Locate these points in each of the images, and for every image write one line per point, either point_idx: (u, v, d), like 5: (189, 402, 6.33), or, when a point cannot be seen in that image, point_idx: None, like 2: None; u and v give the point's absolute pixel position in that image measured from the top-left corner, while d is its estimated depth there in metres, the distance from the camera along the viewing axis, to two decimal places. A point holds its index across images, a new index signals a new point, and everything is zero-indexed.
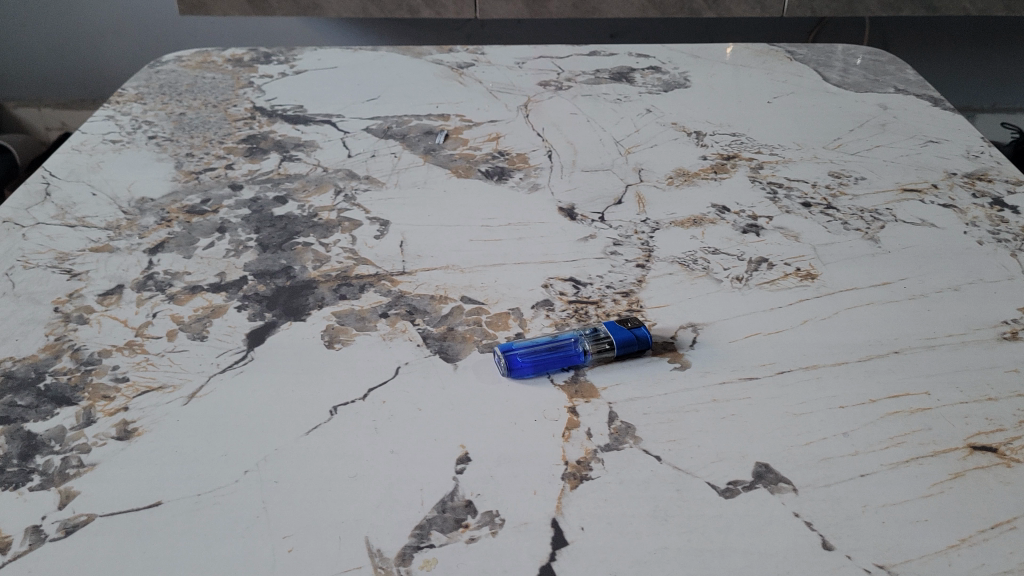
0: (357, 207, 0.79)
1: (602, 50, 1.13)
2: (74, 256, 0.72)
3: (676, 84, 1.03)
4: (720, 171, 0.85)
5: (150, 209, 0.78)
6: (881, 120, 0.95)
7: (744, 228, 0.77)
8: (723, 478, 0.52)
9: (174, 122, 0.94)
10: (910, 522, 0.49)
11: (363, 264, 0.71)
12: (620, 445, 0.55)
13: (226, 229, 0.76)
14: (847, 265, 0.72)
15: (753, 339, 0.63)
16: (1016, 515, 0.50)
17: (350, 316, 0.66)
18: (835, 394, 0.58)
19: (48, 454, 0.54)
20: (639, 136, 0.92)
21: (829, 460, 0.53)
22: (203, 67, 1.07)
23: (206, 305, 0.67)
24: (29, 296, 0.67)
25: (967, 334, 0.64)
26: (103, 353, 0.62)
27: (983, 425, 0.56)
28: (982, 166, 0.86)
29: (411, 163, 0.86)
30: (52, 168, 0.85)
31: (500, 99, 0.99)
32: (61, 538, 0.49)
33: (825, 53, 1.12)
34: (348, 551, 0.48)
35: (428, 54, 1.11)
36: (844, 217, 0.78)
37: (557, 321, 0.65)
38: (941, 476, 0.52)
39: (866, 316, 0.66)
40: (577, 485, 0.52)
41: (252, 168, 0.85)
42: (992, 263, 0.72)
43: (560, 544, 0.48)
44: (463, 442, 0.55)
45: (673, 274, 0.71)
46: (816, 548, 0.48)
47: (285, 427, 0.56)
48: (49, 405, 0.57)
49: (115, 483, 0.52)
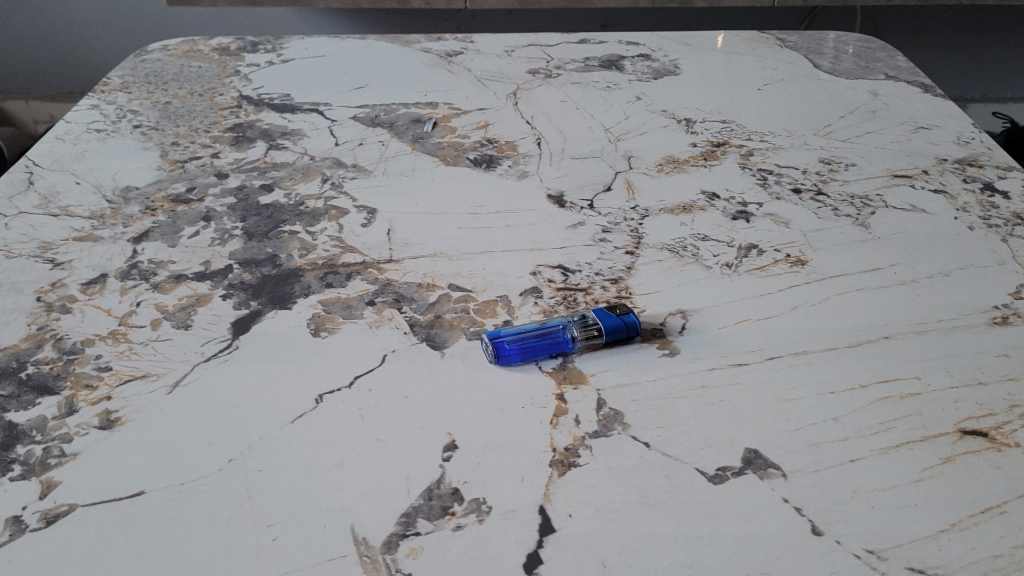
0: (344, 195, 0.78)
1: (592, 38, 1.12)
2: (57, 246, 0.71)
3: (665, 72, 1.03)
4: (709, 158, 0.85)
5: (135, 199, 0.77)
6: (872, 106, 0.95)
7: (734, 215, 0.76)
8: (712, 464, 0.52)
9: (159, 111, 0.93)
10: (900, 507, 0.49)
11: (350, 253, 0.71)
12: (608, 432, 0.54)
13: (212, 218, 0.75)
14: (837, 251, 0.71)
15: (743, 325, 0.63)
16: (1006, 500, 0.50)
17: (336, 304, 0.65)
18: (824, 379, 0.58)
19: (29, 444, 0.53)
20: (629, 123, 0.91)
21: (818, 445, 0.53)
22: (189, 56, 1.07)
23: (191, 294, 0.66)
24: (12, 286, 0.66)
25: (957, 320, 0.64)
26: (85, 343, 0.61)
27: (973, 410, 0.56)
28: (973, 152, 0.86)
29: (399, 151, 0.85)
30: (35, 158, 0.84)
31: (488, 87, 0.98)
32: (41, 528, 0.48)
33: (816, 41, 1.12)
34: (333, 539, 0.47)
35: (416, 42, 1.10)
36: (834, 204, 0.78)
37: (546, 309, 0.65)
38: (932, 461, 0.52)
39: (856, 302, 0.65)
40: (564, 472, 0.52)
41: (238, 157, 0.84)
42: (984, 248, 0.72)
43: (547, 532, 0.48)
44: (451, 430, 0.54)
45: (663, 261, 0.70)
46: (806, 533, 0.48)
47: (269, 415, 0.55)
48: (31, 394, 0.57)
49: (97, 473, 0.51)
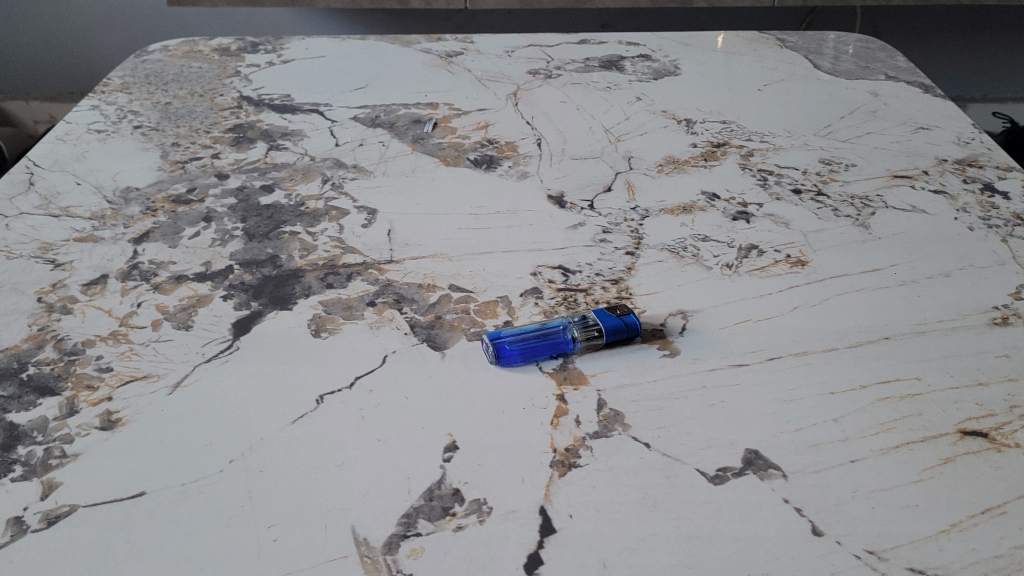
0: (345, 195, 0.78)
1: (592, 39, 1.12)
2: (58, 246, 0.71)
3: (665, 72, 1.03)
4: (709, 159, 0.85)
5: (135, 199, 0.77)
6: (872, 107, 0.95)
7: (734, 215, 0.76)
8: (712, 465, 0.52)
9: (160, 112, 0.93)
10: (900, 508, 0.49)
11: (351, 253, 0.71)
12: (608, 433, 0.54)
13: (213, 219, 0.75)
14: (837, 252, 0.71)
15: (743, 326, 0.63)
16: (1006, 500, 0.50)
17: (337, 305, 0.65)
18: (824, 380, 0.58)
19: (30, 444, 0.53)
20: (629, 124, 0.91)
21: (819, 446, 0.53)
22: (190, 56, 1.07)
23: (192, 295, 0.66)
24: (13, 287, 0.66)
25: (958, 320, 0.64)
26: (86, 343, 0.61)
27: (974, 411, 0.56)
28: (973, 153, 0.86)
29: (399, 152, 0.85)
30: (35, 159, 0.84)
31: (488, 88, 0.98)
32: (42, 529, 0.48)
33: (815, 41, 1.12)
34: (334, 540, 0.47)
35: (416, 42, 1.10)
36: (834, 204, 0.78)
37: (546, 309, 0.65)
38: (932, 462, 0.52)
39: (856, 303, 0.65)
40: (565, 473, 0.52)
41: (239, 157, 0.84)
42: (984, 248, 0.72)
43: (548, 532, 0.48)
44: (451, 431, 0.54)
45: (663, 262, 0.70)
46: (806, 534, 0.48)
47: (270, 416, 0.55)
48: (32, 395, 0.57)
49: (98, 474, 0.51)
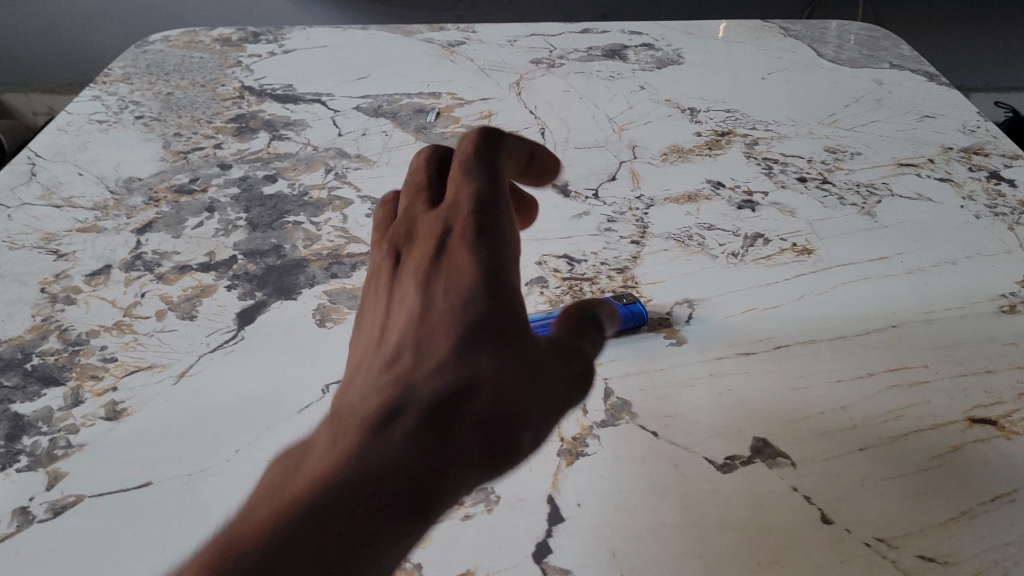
0: (348, 185, 0.78)
1: (594, 28, 1.11)
2: (60, 237, 0.71)
3: (668, 61, 1.02)
4: (714, 147, 0.85)
5: (138, 189, 0.77)
6: (877, 95, 0.94)
7: (739, 204, 0.76)
8: (721, 454, 0.52)
9: (161, 102, 0.93)
10: (909, 496, 0.49)
11: (354, 243, 0.70)
12: (616, 422, 0.54)
13: (215, 209, 0.75)
14: (844, 240, 0.71)
15: (750, 315, 0.63)
16: (1017, 487, 0.50)
17: (341, 295, 0.65)
18: (833, 368, 0.58)
19: (35, 435, 0.53)
20: (633, 113, 0.91)
21: (828, 434, 0.53)
22: (191, 47, 1.06)
23: (195, 285, 0.66)
24: (16, 277, 0.66)
25: (965, 308, 0.63)
26: (90, 333, 0.61)
27: (982, 399, 0.56)
28: (979, 141, 0.86)
29: (402, 142, 0.85)
30: (37, 149, 0.84)
31: (492, 78, 0.98)
32: (49, 519, 0.48)
33: (819, 30, 1.11)
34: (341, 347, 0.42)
35: (418, 32, 1.09)
36: (840, 192, 0.77)
37: (551, 298, 0.64)
38: (941, 450, 0.52)
39: (864, 291, 0.65)
40: (572, 462, 0.51)
41: (240, 148, 0.84)
42: (991, 237, 0.71)
43: (556, 521, 0.48)
44: None
45: (668, 250, 0.70)
46: (816, 521, 0.48)
47: (276, 406, 0.55)
48: (35, 386, 0.56)
49: (104, 464, 0.51)
